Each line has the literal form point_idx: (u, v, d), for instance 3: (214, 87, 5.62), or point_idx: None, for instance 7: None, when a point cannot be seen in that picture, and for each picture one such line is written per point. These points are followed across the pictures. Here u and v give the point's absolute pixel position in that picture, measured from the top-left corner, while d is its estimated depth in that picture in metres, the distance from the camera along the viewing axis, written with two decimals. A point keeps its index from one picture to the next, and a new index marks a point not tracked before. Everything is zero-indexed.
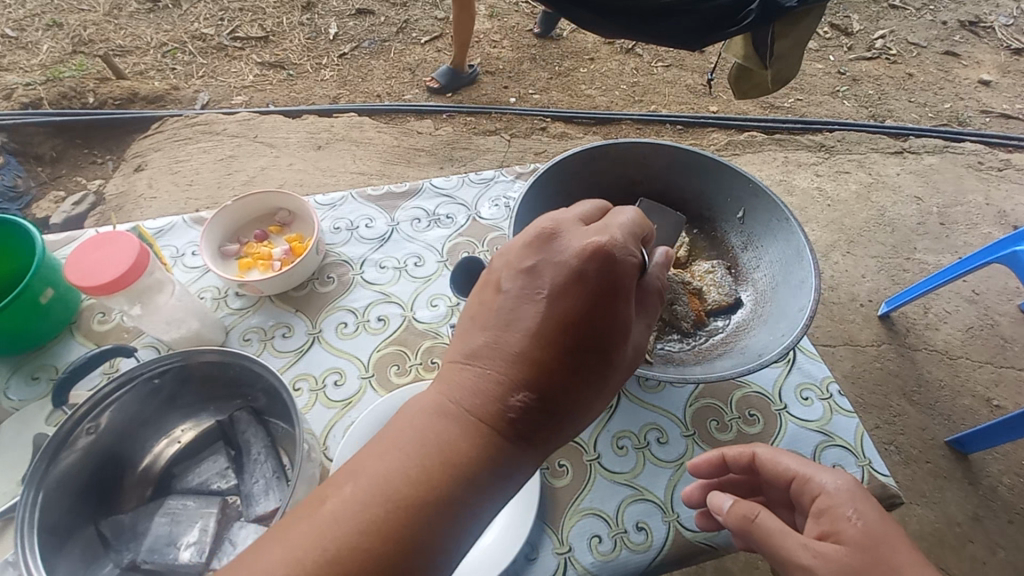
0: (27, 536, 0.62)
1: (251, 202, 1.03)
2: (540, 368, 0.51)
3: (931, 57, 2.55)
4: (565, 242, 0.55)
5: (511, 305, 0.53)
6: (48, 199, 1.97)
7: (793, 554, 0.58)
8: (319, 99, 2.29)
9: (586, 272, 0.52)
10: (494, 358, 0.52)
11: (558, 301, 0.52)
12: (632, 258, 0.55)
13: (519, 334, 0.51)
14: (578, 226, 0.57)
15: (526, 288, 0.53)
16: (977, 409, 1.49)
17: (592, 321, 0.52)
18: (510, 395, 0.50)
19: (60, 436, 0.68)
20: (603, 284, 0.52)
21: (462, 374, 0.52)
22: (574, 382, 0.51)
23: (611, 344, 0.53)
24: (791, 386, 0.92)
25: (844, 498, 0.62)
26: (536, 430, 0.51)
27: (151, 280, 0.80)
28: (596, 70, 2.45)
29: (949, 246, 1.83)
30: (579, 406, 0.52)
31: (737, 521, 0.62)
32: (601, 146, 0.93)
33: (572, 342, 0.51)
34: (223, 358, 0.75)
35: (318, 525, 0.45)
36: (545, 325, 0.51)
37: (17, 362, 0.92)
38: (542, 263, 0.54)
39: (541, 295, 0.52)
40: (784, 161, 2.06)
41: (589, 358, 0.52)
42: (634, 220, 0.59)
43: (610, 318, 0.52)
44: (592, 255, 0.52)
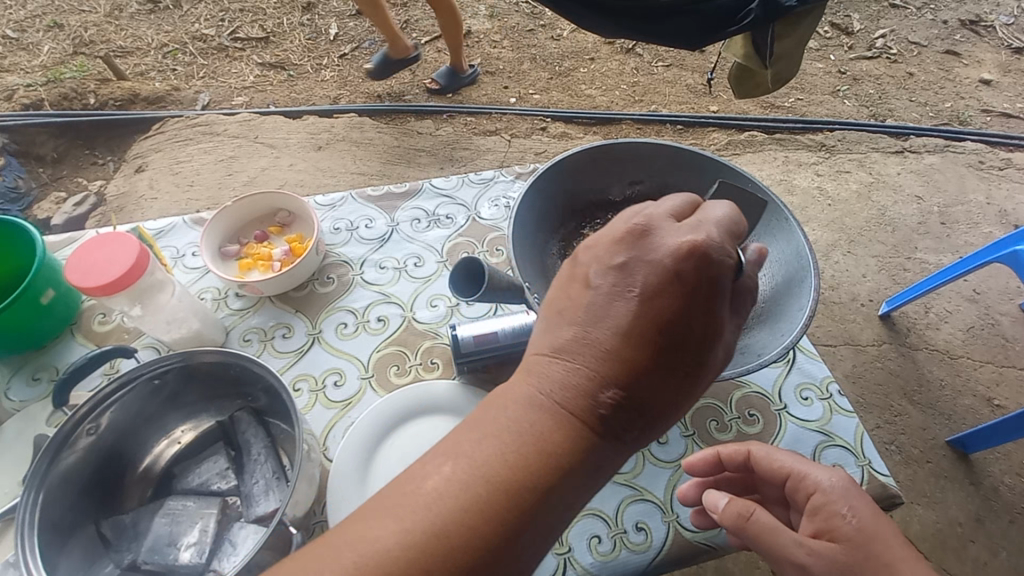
0: (27, 535, 0.62)
1: (252, 202, 1.03)
2: (633, 365, 0.48)
3: (931, 57, 2.54)
4: (657, 239, 0.52)
5: (598, 301, 0.51)
6: (49, 200, 1.98)
7: (788, 551, 0.58)
8: (319, 100, 2.29)
9: (681, 271, 0.50)
10: (585, 353, 0.49)
11: (653, 299, 0.49)
12: (729, 258, 0.52)
13: (611, 330, 0.49)
14: (670, 222, 0.54)
15: (615, 283, 0.51)
16: (978, 409, 1.49)
17: (685, 321, 0.49)
18: (602, 391, 0.48)
19: (61, 435, 0.68)
20: (697, 283, 0.50)
21: (551, 366, 0.50)
22: (667, 381, 0.49)
23: (707, 346, 0.50)
24: (791, 386, 0.92)
25: (839, 495, 0.62)
26: (627, 429, 0.48)
27: (152, 281, 0.80)
28: (596, 70, 2.45)
29: (950, 246, 1.83)
30: (671, 404, 0.49)
31: (732, 520, 0.62)
32: (602, 145, 0.94)
33: (667, 341, 0.49)
34: (222, 359, 0.76)
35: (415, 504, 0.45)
36: (639, 321, 0.49)
37: (18, 363, 0.92)
38: (630, 260, 0.51)
39: (633, 293, 0.50)
40: (784, 160, 2.05)
41: (683, 358, 0.49)
42: (729, 216, 0.55)
43: (705, 317, 0.50)
44: (687, 254, 0.50)
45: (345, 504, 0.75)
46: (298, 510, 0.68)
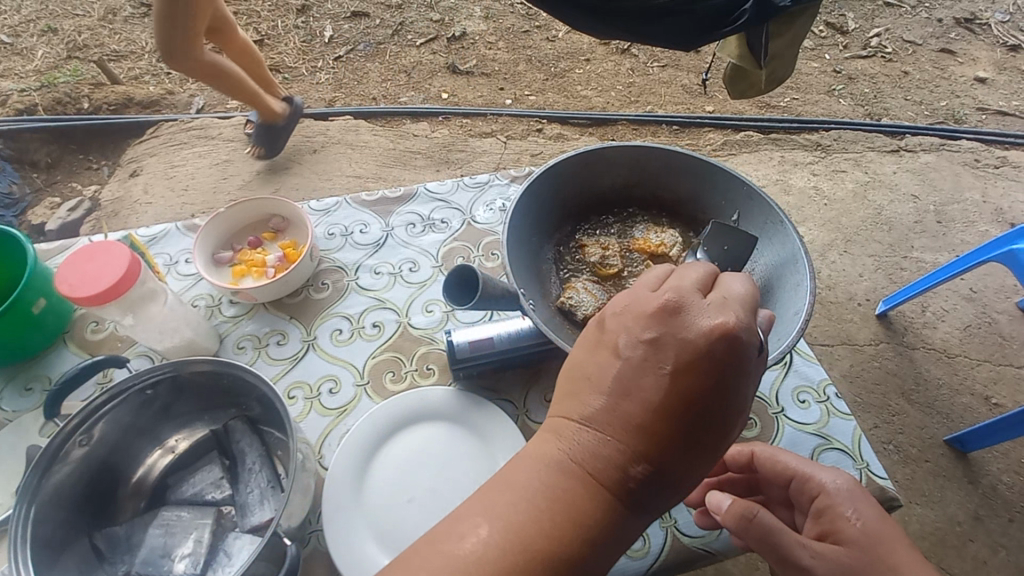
0: (19, 550, 0.61)
1: (243, 208, 1.03)
2: (662, 440, 0.44)
3: (926, 55, 2.55)
4: (689, 315, 0.47)
5: (623, 371, 0.46)
6: (43, 206, 1.96)
7: (794, 554, 0.57)
8: (315, 103, 2.28)
9: (715, 353, 0.45)
10: (610, 424, 0.45)
11: (682, 382, 0.45)
12: (756, 340, 0.47)
13: (641, 405, 0.45)
14: (701, 295, 0.49)
15: (638, 357, 0.46)
16: (976, 407, 1.49)
17: (713, 408, 0.45)
18: (630, 463, 0.44)
19: (52, 449, 0.67)
20: (727, 364, 0.45)
21: (579, 433, 0.46)
22: (693, 458, 0.45)
23: (733, 426, 0.46)
24: (788, 388, 0.91)
25: (844, 497, 0.62)
26: (652, 503, 0.45)
27: (145, 290, 0.80)
28: (592, 71, 2.45)
29: (947, 244, 1.83)
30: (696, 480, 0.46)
31: (737, 520, 0.60)
32: (593, 150, 0.92)
33: (695, 421, 0.44)
34: (215, 368, 0.75)
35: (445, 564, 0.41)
36: (668, 398, 0.45)
37: (9, 373, 0.91)
38: (658, 336, 0.46)
39: (664, 370, 0.45)
40: (781, 160, 2.05)
41: (708, 438, 0.45)
42: (758, 294, 0.49)
43: (734, 397, 0.46)
44: (720, 336, 0.45)
45: (342, 516, 0.74)
46: (293, 521, 0.68)
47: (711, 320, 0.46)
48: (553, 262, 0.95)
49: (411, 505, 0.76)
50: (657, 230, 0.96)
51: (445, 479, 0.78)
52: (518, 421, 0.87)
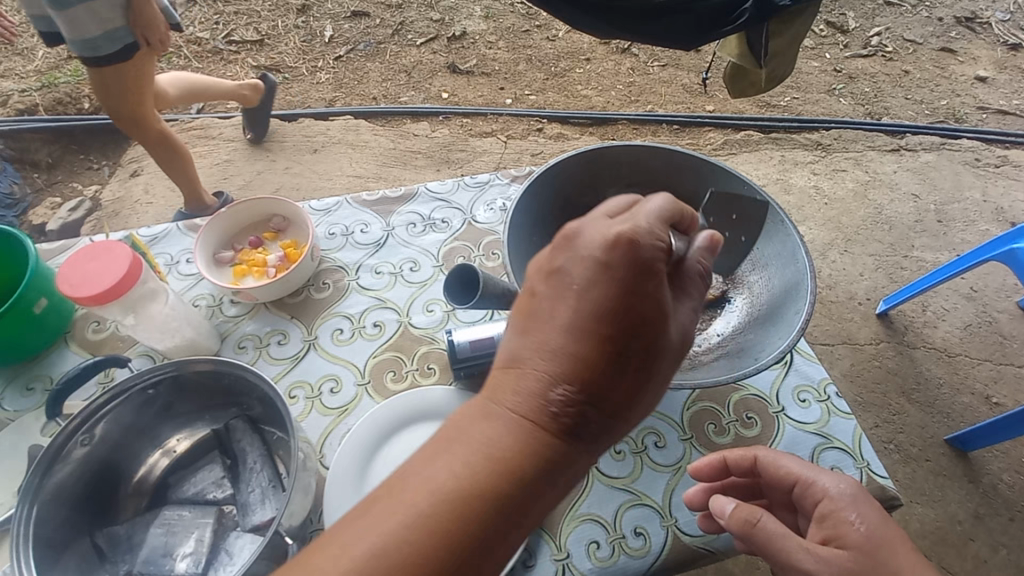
0: (22, 550, 0.62)
1: (245, 208, 1.03)
2: (591, 365, 0.45)
3: (927, 54, 2.55)
4: (588, 233, 0.48)
5: (542, 305, 0.47)
6: (44, 206, 1.96)
7: (796, 559, 0.58)
8: (315, 102, 2.29)
9: (613, 262, 0.46)
10: (538, 359, 0.46)
11: (599, 298, 0.45)
12: (662, 243, 0.48)
13: (556, 330, 0.46)
14: (605, 216, 0.50)
15: (553, 289, 0.47)
16: (977, 407, 1.49)
17: (637, 317, 0.45)
18: (553, 389, 0.45)
19: (54, 448, 0.68)
20: (637, 270, 0.46)
21: (512, 375, 0.46)
22: (627, 377, 0.45)
23: (656, 332, 0.45)
24: (789, 388, 0.91)
25: (847, 502, 0.62)
26: (585, 428, 0.45)
27: (146, 289, 0.80)
28: (592, 70, 2.45)
29: (947, 244, 1.84)
30: (637, 402, 0.46)
31: (740, 526, 0.61)
32: (592, 150, 0.93)
33: (618, 335, 0.45)
34: (217, 367, 0.76)
35: (397, 519, 0.41)
36: (585, 320, 0.45)
37: (11, 373, 0.91)
38: (567, 264, 0.48)
39: (572, 290, 0.46)
40: (781, 159, 2.05)
41: (637, 352, 0.45)
42: (667, 205, 0.50)
43: (647, 302, 0.45)
44: (624, 245, 0.46)
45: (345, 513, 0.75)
46: (295, 520, 0.67)
47: (614, 233, 0.47)
48: None
49: None
50: None
51: None
52: None
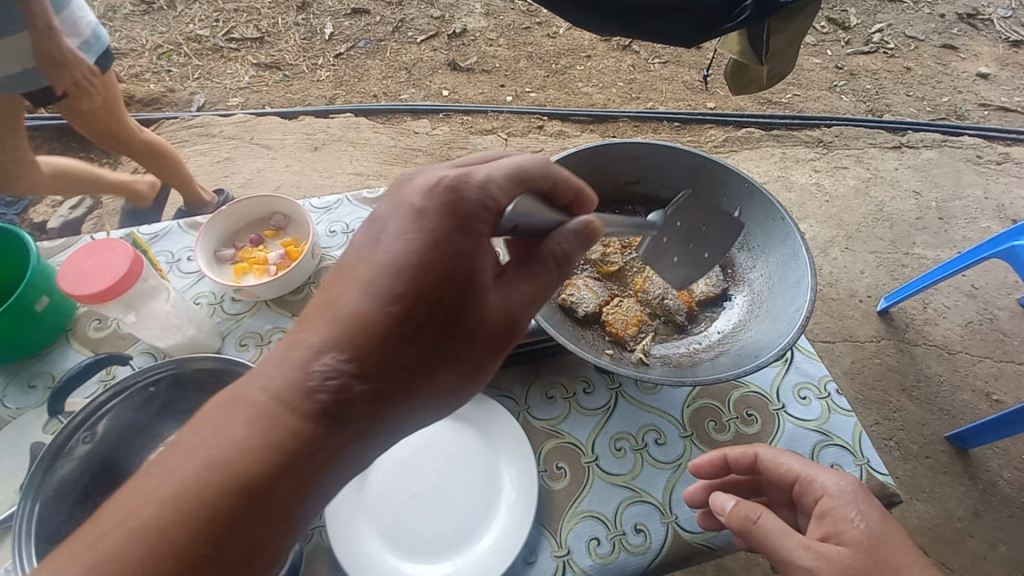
0: (24, 546, 0.63)
1: (245, 206, 1.03)
2: (377, 329, 0.48)
3: (928, 51, 2.54)
4: (417, 183, 0.52)
5: (356, 260, 0.51)
6: (45, 204, 1.96)
7: (794, 555, 0.58)
8: (316, 100, 2.29)
9: (426, 213, 0.50)
10: (326, 316, 0.49)
11: (410, 252, 0.49)
12: (485, 203, 0.51)
13: (353, 288, 0.49)
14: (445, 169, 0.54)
15: (369, 237, 0.51)
16: (976, 404, 1.49)
17: (442, 282, 0.49)
18: (330, 353, 0.47)
19: (55, 446, 0.69)
20: (453, 231, 0.50)
21: (303, 331, 0.49)
22: (413, 343, 0.49)
23: (453, 295, 0.50)
24: (789, 385, 0.91)
25: (847, 499, 0.62)
26: (357, 393, 0.47)
27: (146, 287, 0.80)
28: (593, 68, 2.45)
29: (948, 241, 1.84)
30: (421, 373, 0.50)
31: (739, 522, 0.62)
32: (594, 147, 0.92)
33: (421, 297, 0.49)
34: (217, 365, 0.77)
35: (176, 481, 0.43)
36: (394, 280, 0.49)
37: (12, 371, 0.91)
38: (392, 212, 0.52)
39: (379, 245, 0.50)
40: (782, 157, 2.05)
41: (439, 318, 0.49)
42: (511, 167, 0.54)
43: (450, 262, 0.49)
44: (447, 202, 0.50)
45: (346, 511, 0.73)
46: None
47: (450, 179, 0.51)
48: None
49: (412, 501, 0.76)
50: None
51: (447, 473, 0.79)
52: (518, 417, 0.87)
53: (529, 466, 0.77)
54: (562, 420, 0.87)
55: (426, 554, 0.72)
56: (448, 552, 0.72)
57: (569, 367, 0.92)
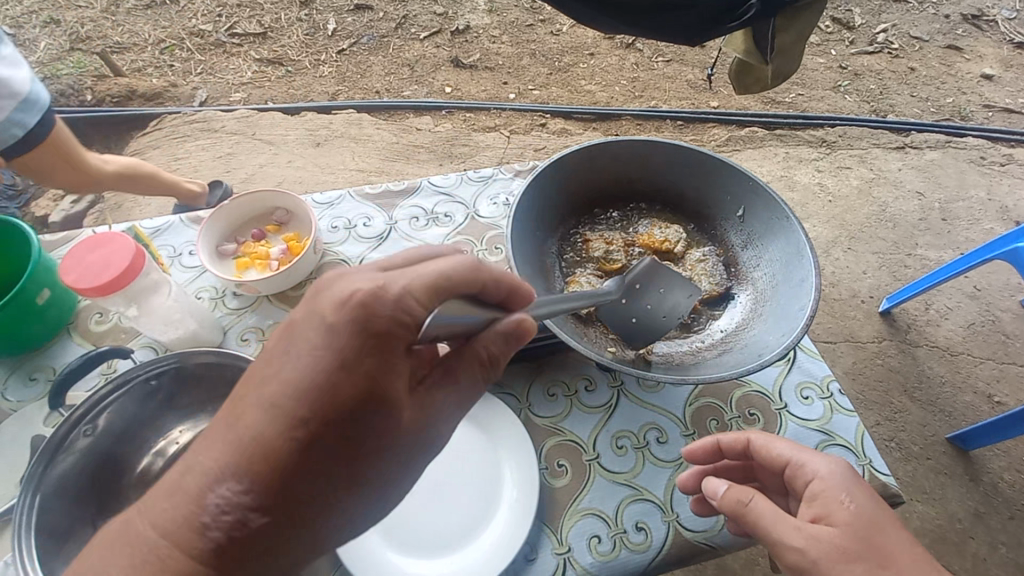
0: (24, 539, 0.62)
1: (247, 201, 1.02)
2: (278, 459, 0.43)
3: (933, 52, 2.53)
4: (335, 288, 0.47)
5: (263, 371, 0.46)
6: (47, 197, 1.96)
7: (784, 538, 0.58)
8: (318, 96, 2.28)
9: (338, 326, 0.46)
10: (223, 439, 0.44)
11: (317, 371, 0.44)
12: (403, 318, 0.48)
13: (256, 409, 0.44)
14: (369, 272, 0.50)
15: (278, 345, 0.47)
16: (978, 406, 1.49)
17: (351, 408, 0.45)
18: (226, 483, 0.43)
19: (56, 439, 0.68)
20: (368, 349, 0.46)
21: (196, 453, 0.45)
22: (319, 471, 0.45)
23: (365, 421, 0.46)
24: (792, 385, 0.91)
25: (836, 482, 0.61)
26: (251, 530, 0.43)
27: (148, 282, 0.80)
28: (596, 65, 2.44)
29: (951, 242, 1.83)
30: (327, 502, 0.46)
31: (731, 508, 0.62)
32: (598, 144, 0.92)
33: (328, 425, 0.44)
34: (219, 358, 0.76)
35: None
36: (300, 403, 0.44)
37: (13, 364, 0.91)
38: (304, 319, 0.47)
39: (287, 359, 0.45)
40: (786, 156, 2.05)
41: (350, 443, 0.46)
42: (438, 275, 0.50)
43: (364, 387, 0.46)
44: (361, 316, 0.46)
45: None
46: None
47: (364, 289, 0.47)
48: (559, 256, 0.94)
49: (412, 498, 0.76)
50: (661, 225, 0.96)
51: (446, 470, 0.78)
52: (519, 414, 0.87)
53: (530, 462, 0.77)
54: (563, 417, 0.87)
55: (422, 551, 0.72)
56: (447, 551, 0.72)
57: (571, 364, 0.92)
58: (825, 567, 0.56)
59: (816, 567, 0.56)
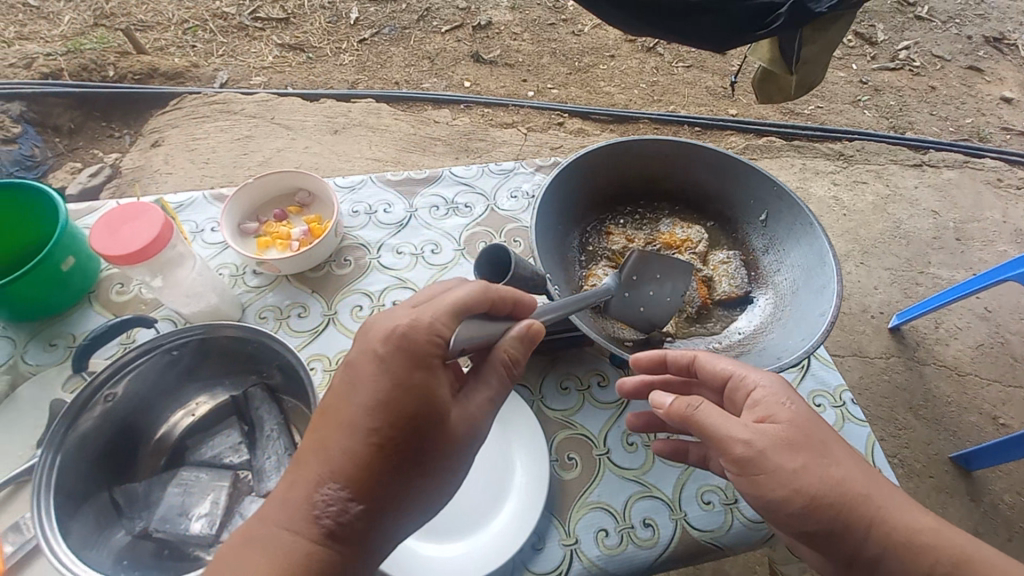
0: (43, 498, 0.63)
1: (271, 180, 1.03)
2: (365, 467, 0.50)
3: (954, 72, 2.52)
4: (376, 328, 0.54)
5: (336, 399, 0.53)
6: (64, 170, 1.96)
7: (732, 432, 0.56)
8: (338, 84, 2.29)
9: (385, 355, 0.52)
10: (319, 458, 0.51)
11: (377, 391, 0.51)
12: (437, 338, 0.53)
13: (339, 428, 0.52)
14: (400, 308, 0.56)
15: (344, 378, 0.53)
16: (983, 427, 1.49)
17: (411, 419, 0.51)
18: (325, 487, 0.50)
19: (80, 400, 0.69)
20: (413, 371, 0.52)
21: (297, 473, 0.52)
22: (399, 476, 0.51)
23: (427, 430, 0.52)
24: (804, 392, 0.91)
25: (779, 389, 0.61)
26: (353, 528, 0.50)
27: (174, 254, 0.81)
28: (616, 68, 2.44)
29: (964, 262, 1.83)
30: (409, 498, 0.52)
31: (678, 414, 0.59)
32: (625, 141, 0.92)
33: (399, 439, 0.51)
34: (243, 334, 0.77)
35: None
36: (370, 421, 0.51)
37: (33, 329, 0.92)
38: (358, 355, 0.53)
39: (354, 385, 0.52)
40: (802, 168, 2.04)
41: (416, 450, 0.52)
42: (456, 299, 0.55)
43: (418, 403, 0.51)
44: (401, 346, 0.52)
45: None
46: None
47: (398, 324, 0.53)
48: (578, 250, 0.94)
49: None
50: (683, 225, 0.97)
51: None
52: (532, 405, 0.87)
53: (541, 453, 0.78)
54: (576, 411, 0.87)
55: (441, 534, 0.72)
56: (461, 534, 0.72)
57: (585, 360, 0.92)
58: (771, 459, 0.55)
59: (761, 457, 0.55)
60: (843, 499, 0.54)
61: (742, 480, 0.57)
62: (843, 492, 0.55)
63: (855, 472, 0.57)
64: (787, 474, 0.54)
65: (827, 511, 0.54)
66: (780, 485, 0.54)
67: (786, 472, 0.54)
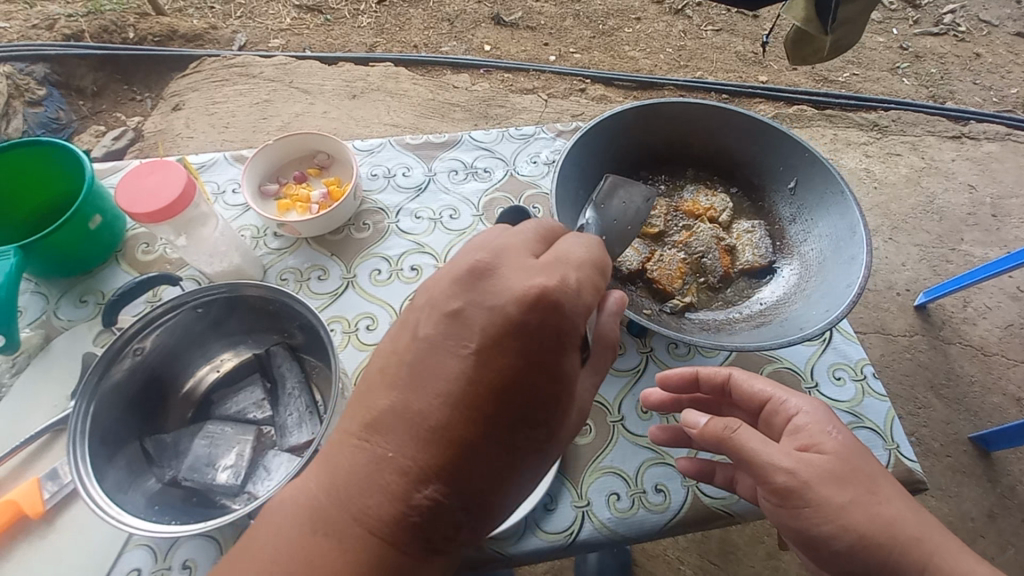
0: (78, 444, 0.65)
1: (290, 141, 1.02)
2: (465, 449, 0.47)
3: (1001, 38, 2.37)
4: (493, 282, 0.49)
5: (382, 381, 0.50)
6: (89, 133, 1.98)
7: (776, 461, 0.56)
8: (356, 47, 2.25)
9: (527, 324, 0.47)
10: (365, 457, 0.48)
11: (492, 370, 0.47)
12: (579, 311, 0.50)
13: (434, 398, 0.47)
14: (528, 261, 0.51)
15: (437, 343, 0.49)
16: (1006, 407, 1.46)
17: (531, 408, 0.48)
18: (422, 485, 0.46)
19: (112, 351, 0.71)
20: (545, 346, 0.48)
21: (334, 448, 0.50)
22: (505, 470, 0.49)
23: (543, 420, 0.49)
24: (824, 364, 0.90)
25: (823, 417, 0.60)
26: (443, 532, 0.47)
27: (197, 213, 0.82)
28: (642, 31, 2.35)
29: (999, 239, 1.76)
30: (502, 484, 0.49)
31: (714, 435, 0.59)
32: (654, 104, 0.90)
33: (500, 434, 0.48)
34: (267, 294, 0.78)
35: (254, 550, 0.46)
36: (438, 416, 0.47)
37: (64, 286, 0.95)
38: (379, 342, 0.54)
39: (469, 350, 0.48)
40: (833, 138, 1.95)
41: (518, 444, 0.49)
42: (589, 256, 0.53)
43: (549, 396, 0.49)
44: (549, 310, 0.48)
45: None
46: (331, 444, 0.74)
47: (434, 294, 0.51)
48: None
49: None
50: (707, 193, 0.95)
51: None
52: None
53: None
54: None
55: None
56: None
57: None
58: (816, 491, 0.54)
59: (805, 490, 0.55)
60: (893, 540, 0.53)
61: (784, 511, 0.57)
62: (894, 534, 0.54)
63: (908, 512, 0.56)
64: (832, 510, 0.54)
65: (876, 551, 0.53)
66: (825, 520, 0.54)
67: (831, 507, 0.54)
